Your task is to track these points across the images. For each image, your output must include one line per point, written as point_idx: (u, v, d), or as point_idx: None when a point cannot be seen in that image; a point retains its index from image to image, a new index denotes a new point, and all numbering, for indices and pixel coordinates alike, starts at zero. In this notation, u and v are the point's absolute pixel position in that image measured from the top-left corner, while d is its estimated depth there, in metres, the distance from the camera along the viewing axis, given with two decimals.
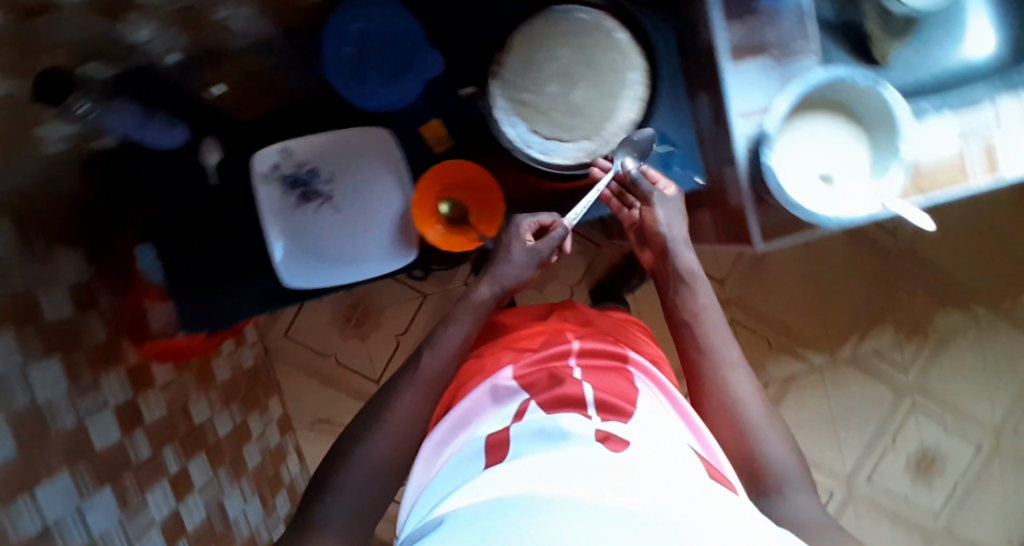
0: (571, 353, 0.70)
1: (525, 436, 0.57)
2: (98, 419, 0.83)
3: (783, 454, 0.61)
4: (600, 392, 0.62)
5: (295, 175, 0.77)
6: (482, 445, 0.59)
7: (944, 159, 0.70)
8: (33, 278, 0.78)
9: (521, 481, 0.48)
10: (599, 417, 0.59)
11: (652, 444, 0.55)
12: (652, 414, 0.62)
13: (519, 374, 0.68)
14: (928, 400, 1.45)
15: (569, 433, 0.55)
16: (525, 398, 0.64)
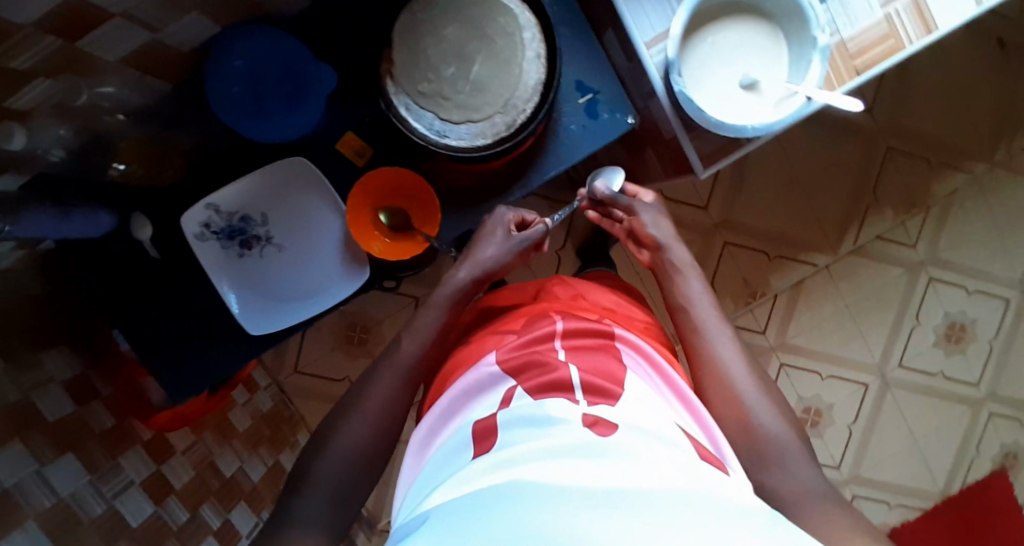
0: (556, 335, 0.65)
1: (512, 423, 0.52)
2: (130, 498, 0.83)
3: (776, 424, 0.62)
4: (585, 373, 0.57)
5: (231, 226, 0.70)
6: (466, 436, 0.55)
7: (874, 27, 0.64)
8: (30, 382, 0.77)
9: (508, 471, 0.45)
10: (587, 401, 0.54)
11: (649, 432, 0.50)
12: (642, 394, 0.57)
13: (502, 359, 0.63)
14: (944, 271, 1.41)
15: (558, 419, 0.51)
16: (512, 385, 0.59)
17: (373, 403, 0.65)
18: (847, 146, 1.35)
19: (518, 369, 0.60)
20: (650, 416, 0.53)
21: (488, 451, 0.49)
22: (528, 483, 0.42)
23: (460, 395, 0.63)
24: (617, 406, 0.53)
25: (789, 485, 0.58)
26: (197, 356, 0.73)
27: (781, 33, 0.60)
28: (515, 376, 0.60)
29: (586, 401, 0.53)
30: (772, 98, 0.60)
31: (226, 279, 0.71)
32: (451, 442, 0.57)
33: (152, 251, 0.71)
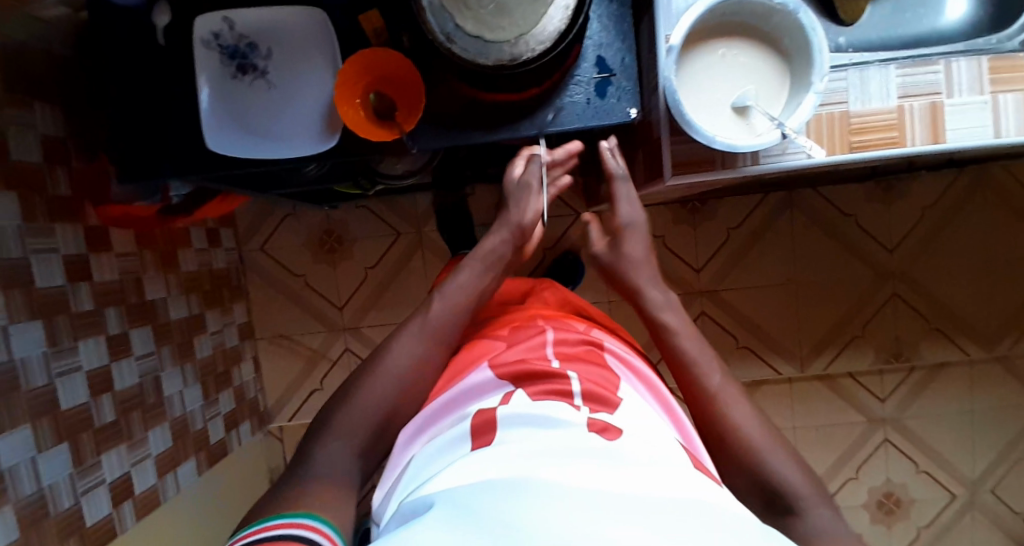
0: (552, 347, 0.67)
1: (508, 419, 0.55)
2: (46, 261, 0.87)
3: (791, 473, 0.58)
4: (585, 382, 0.61)
5: (236, 47, 0.74)
6: (465, 426, 0.57)
7: (884, 112, 0.64)
8: (7, 118, 0.83)
9: (503, 467, 0.47)
10: (586, 408, 0.58)
11: (649, 439, 0.53)
12: (635, 406, 0.61)
13: (496, 364, 0.65)
14: (902, 438, 1.36)
15: (552, 417, 0.54)
16: (511, 389, 0.61)
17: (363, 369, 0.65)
18: (855, 276, 1.32)
19: (514, 374, 0.63)
20: (650, 431, 0.56)
21: (487, 445, 0.52)
22: (527, 473, 0.44)
23: (452, 395, 0.64)
24: (616, 415, 0.57)
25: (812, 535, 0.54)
26: (144, 157, 0.75)
27: (789, 72, 0.61)
28: (515, 382, 0.62)
29: (586, 408, 0.57)
30: (755, 129, 0.61)
31: (212, 92, 0.73)
32: (455, 424, 0.59)
33: (160, 38, 0.73)
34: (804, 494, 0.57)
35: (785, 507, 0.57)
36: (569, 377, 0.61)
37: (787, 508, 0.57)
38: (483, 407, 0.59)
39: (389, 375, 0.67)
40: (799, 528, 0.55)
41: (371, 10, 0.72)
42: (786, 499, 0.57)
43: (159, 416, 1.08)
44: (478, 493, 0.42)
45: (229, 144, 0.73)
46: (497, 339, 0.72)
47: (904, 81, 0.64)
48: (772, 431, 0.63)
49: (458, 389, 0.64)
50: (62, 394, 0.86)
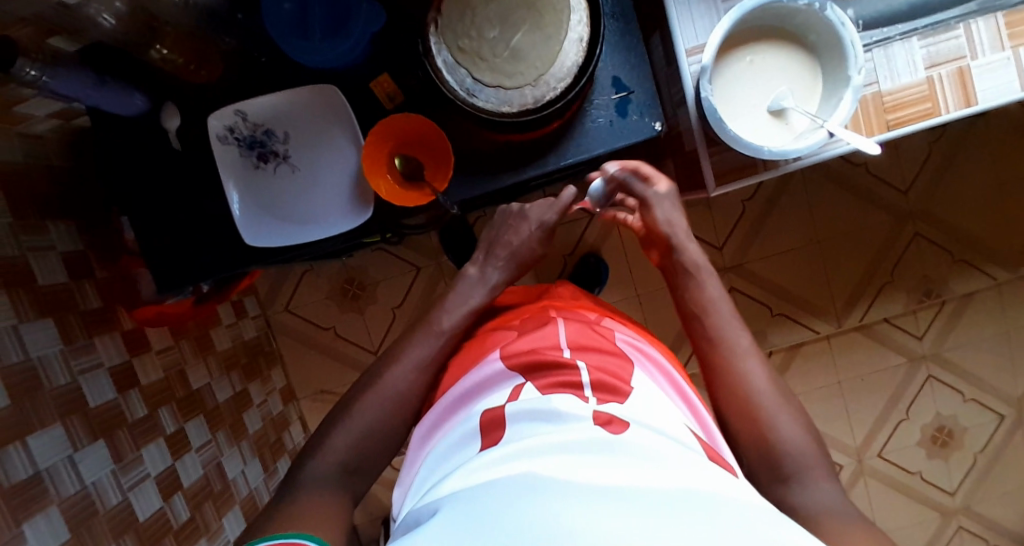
0: (562, 335, 0.65)
1: (518, 417, 0.52)
2: (94, 378, 0.87)
3: (797, 437, 0.57)
4: (595, 372, 0.58)
5: (253, 136, 0.72)
6: (474, 426, 0.54)
7: (914, 86, 0.65)
8: (25, 246, 0.82)
9: (516, 463, 0.44)
10: (595, 399, 0.54)
11: (657, 426, 0.51)
12: (649, 393, 0.58)
13: (506, 356, 0.63)
14: (945, 372, 1.39)
15: (564, 413, 0.51)
16: (520, 381, 0.59)
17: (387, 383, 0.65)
18: (873, 224, 1.34)
19: (524, 366, 0.60)
20: (663, 419, 0.53)
21: (495, 443, 0.49)
22: (538, 471, 0.42)
23: (461, 394, 0.62)
24: (626, 404, 0.54)
25: (816, 507, 0.51)
26: (178, 260, 0.74)
27: (818, 67, 0.61)
28: (524, 373, 0.59)
29: (595, 400, 0.54)
30: (795, 128, 0.60)
31: (235, 186, 0.72)
32: (461, 429, 0.56)
33: (174, 142, 0.72)
34: (811, 462, 0.55)
35: (787, 471, 0.55)
36: (578, 368, 0.58)
37: (790, 473, 0.54)
38: (490, 406, 0.56)
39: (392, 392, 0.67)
40: (802, 492, 0.53)
41: (381, 76, 0.71)
42: (787, 461, 0.55)
43: (229, 501, 1.08)
44: (491, 493, 0.40)
45: (269, 236, 0.73)
46: (508, 329, 0.69)
47: (928, 51, 0.65)
48: (787, 395, 0.60)
49: (471, 390, 0.61)
50: (138, 506, 0.85)
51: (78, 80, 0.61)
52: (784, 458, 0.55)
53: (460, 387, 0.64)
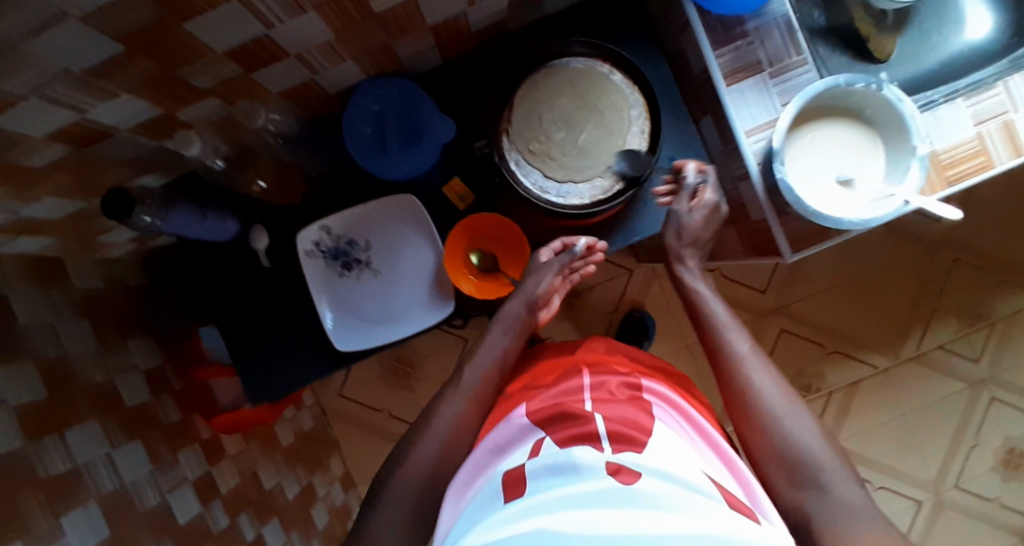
0: (584, 388, 0.63)
1: (539, 472, 0.52)
2: (181, 494, 0.88)
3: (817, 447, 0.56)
4: (612, 422, 0.56)
5: (337, 247, 0.76)
6: (496, 483, 0.53)
7: (965, 143, 0.69)
8: (113, 370, 0.85)
9: (530, 515, 0.45)
10: (612, 449, 0.52)
11: (674, 473, 0.49)
12: (670, 441, 0.55)
13: (533, 410, 0.62)
14: (1006, 392, 1.37)
15: (584, 465, 0.50)
16: (540, 437, 0.57)
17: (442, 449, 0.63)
18: (912, 252, 1.36)
19: (545, 421, 0.59)
20: (682, 464, 0.51)
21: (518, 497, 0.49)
22: (547, 525, 0.43)
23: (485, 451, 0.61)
24: (645, 454, 0.51)
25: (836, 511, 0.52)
26: (266, 371, 0.76)
27: (878, 137, 0.64)
28: (544, 428, 0.58)
29: (612, 450, 0.52)
30: (865, 196, 0.63)
31: (322, 294, 0.75)
32: (484, 489, 0.55)
33: (264, 261, 0.76)
34: (827, 465, 0.55)
35: (809, 477, 0.55)
36: (594, 419, 0.57)
37: (808, 477, 0.55)
38: (511, 467, 0.55)
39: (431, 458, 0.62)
40: (821, 497, 0.54)
41: (452, 180, 0.76)
42: (804, 463, 0.56)
43: None
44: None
45: (359, 340, 0.75)
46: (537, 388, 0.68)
47: (974, 110, 0.69)
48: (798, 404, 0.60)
49: (494, 449, 0.60)
50: None
51: (185, 217, 0.65)
52: (804, 468, 0.55)
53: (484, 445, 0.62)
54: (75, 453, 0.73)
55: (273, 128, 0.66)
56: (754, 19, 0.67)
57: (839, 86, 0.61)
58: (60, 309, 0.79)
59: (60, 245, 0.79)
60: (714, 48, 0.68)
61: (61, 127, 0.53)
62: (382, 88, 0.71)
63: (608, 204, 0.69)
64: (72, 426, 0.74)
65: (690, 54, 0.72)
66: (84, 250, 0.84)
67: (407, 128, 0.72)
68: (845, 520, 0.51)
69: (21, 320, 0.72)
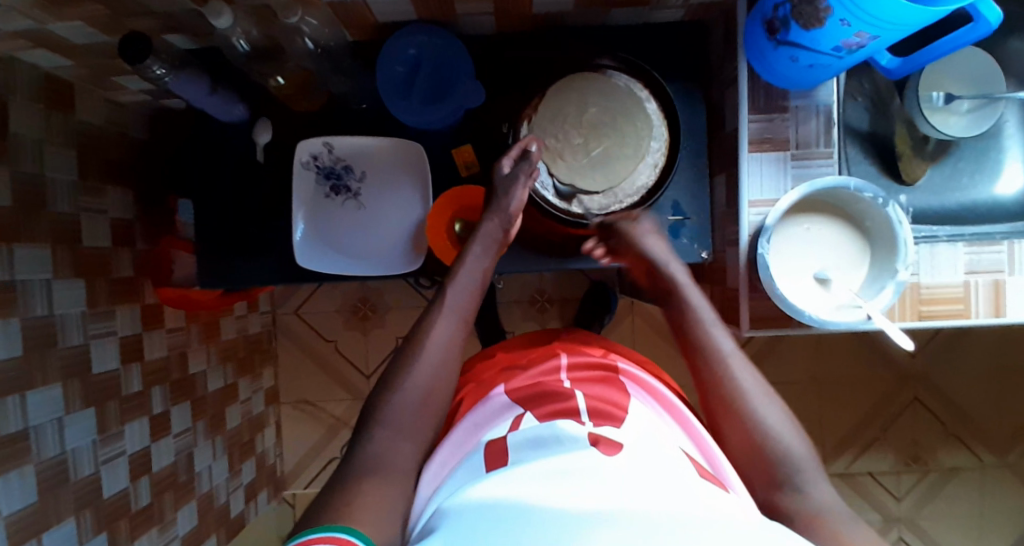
0: (561, 369, 0.63)
1: (522, 448, 0.50)
2: (105, 346, 0.88)
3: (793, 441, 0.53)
4: (592, 400, 0.56)
5: (332, 168, 0.77)
6: (479, 456, 0.52)
7: (950, 285, 0.70)
8: (83, 207, 0.85)
9: (504, 484, 0.44)
10: (592, 423, 0.52)
11: (655, 451, 0.49)
12: (646, 420, 0.55)
13: (511, 390, 0.61)
14: (915, 539, 1.38)
15: (565, 438, 0.49)
16: (520, 413, 0.57)
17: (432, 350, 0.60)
18: (877, 377, 1.37)
19: (527, 397, 0.58)
20: (656, 438, 0.52)
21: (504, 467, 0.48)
22: (527, 499, 0.42)
23: (468, 426, 0.59)
24: (623, 429, 0.51)
25: (811, 511, 0.49)
26: (224, 264, 0.77)
27: (869, 250, 0.65)
28: (523, 404, 0.57)
29: (592, 423, 0.52)
30: (837, 298, 0.63)
31: (305, 210, 0.76)
32: (457, 472, 0.53)
33: (259, 155, 0.76)
34: (805, 465, 0.52)
35: (784, 475, 0.52)
36: (575, 395, 0.57)
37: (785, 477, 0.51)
38: (492, 439, 0.54)
39: (416, 390, 0.58)
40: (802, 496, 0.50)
41: (464, 145, 0.77)
42: (786, 464, 0.52)
43: (189, 493, 1.06)
44: (453, 520, 0.41)
45: (325, 264, 0.75)
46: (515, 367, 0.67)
47: (971, 258, 0.70)
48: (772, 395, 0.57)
49: (476, 427, 0.59)
50: (106, 483, 0.86)
51: (190, 84, 0.66)
52: (782, 469, 0.52)
53: (466, 420, 0.60)
54: (17, 269, 0.73)
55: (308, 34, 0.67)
56: (796, 101, 0.68)
57: (847, 189, 0.61)
58: (49, 132, 0.79)
59: (71, 71, 0.79)
60: (751, 113, 0.68)
61: None
62: (424, 33, 0.71)
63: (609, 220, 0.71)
64: (22, 243, 0.74)
65: (727, 110, 0.72)
66: (93, 84, 0.84)
67: (436, 80, 0.74)
68: (827, 519, 0.48)
69: (7, 126, 0.72)
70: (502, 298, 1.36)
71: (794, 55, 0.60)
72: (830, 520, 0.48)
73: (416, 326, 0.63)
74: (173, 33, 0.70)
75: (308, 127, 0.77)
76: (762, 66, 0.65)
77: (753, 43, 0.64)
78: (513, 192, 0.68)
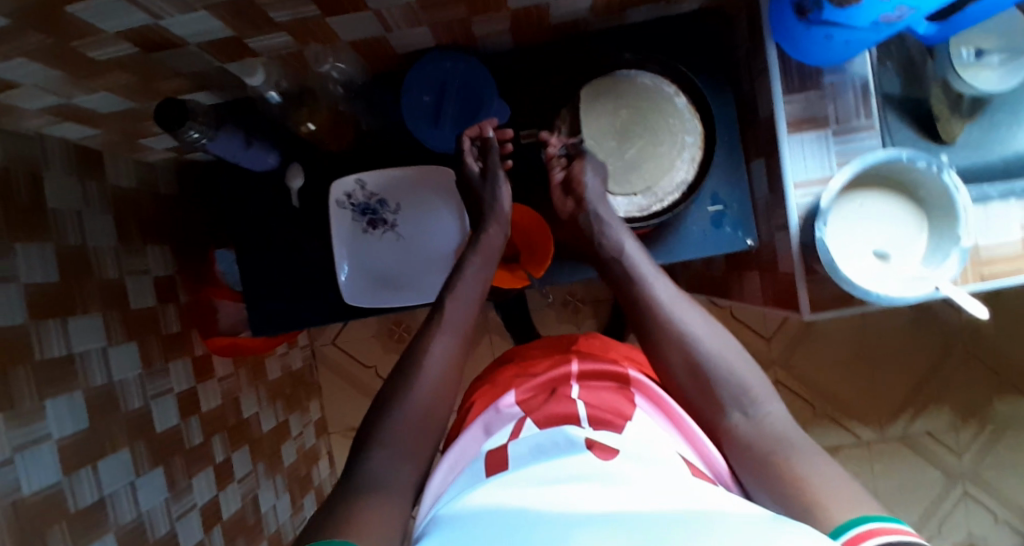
0: (572, 376, 0.62)
1: (523, 454, 0.51)
2: (163, 403, 0.88)
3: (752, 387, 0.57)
4: (593, 407, 0.56)
5: (367, 204, 0.77)
6: (479, 465, 0.53)
7: (1005, 244, 0.70)
8: (125, 270, 0.86)
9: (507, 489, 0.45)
10: (592, 428, 0.52)
11: (655, 455, 0.49)
12: (649, 427, 0.55)
13: (521, 399, 0.61)
14: (981, 493, 1.36)
15: (565, 447, 0.49)
16: (522, 418, 0.57)
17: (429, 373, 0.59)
18: (926, 334, 1.35)
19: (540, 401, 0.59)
20: (657, 443, 0.52)
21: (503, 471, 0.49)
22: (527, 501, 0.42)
23: (473, 433, 0.60)
24: (622, 435, 0.51)
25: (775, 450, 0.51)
26: (272, 310, 0.77)
27: (925, 220, 0.64)
28: (527, 411, 0.58)
29: (591, 427, 0.52)
30: (898, 273, 0.62)
31: (346, 249, 0.76)
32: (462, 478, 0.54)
33: (295, 200, 0.77)
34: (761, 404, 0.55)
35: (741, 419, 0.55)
36: (576, 403, 0.56)
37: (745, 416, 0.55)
38: (493, 448, 0.55)
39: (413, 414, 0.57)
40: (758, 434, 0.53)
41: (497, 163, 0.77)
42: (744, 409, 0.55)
43: (258, 535, 1.07)
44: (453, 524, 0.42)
45: (372, 299, 0.76)
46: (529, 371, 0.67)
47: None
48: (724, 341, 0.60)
49: (483, 433, 0.60)
50: (182, 538, 0.86)
51: (230, 141, 0.66)
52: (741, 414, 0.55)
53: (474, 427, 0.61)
54: (73, 342, 0.74)
55: (337, 76, 0.67)
56: (829, 77, 0.67)
57: (900, 161, 0.60)
58: (86, 202, 0.79)
59: (100, 138, 0.80)
60: (786, 95, 0.67)
61: (131, 29, 0.53)
62: (448, 58, 0.71)
63: (644, 222, 0.72)
64: (75, 316, 0.74)
65: (758, 95, 0.71)
66: (121, 147, 0.85)
67: (466, 103, 0.74)
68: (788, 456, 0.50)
69: (46, 202, 0.72)
70: (537, 303, 1.36)
71: (827, 34, 0.59)
72: (797, 465, 0.49)
73: (415, 340, 0.63)
74: (200, 91, 0.70)
75: (342, 165, 0.77)
76: (792, 47, 0.64)
77: (781, 27, 0.63)
78: (498, 188, 0.71)
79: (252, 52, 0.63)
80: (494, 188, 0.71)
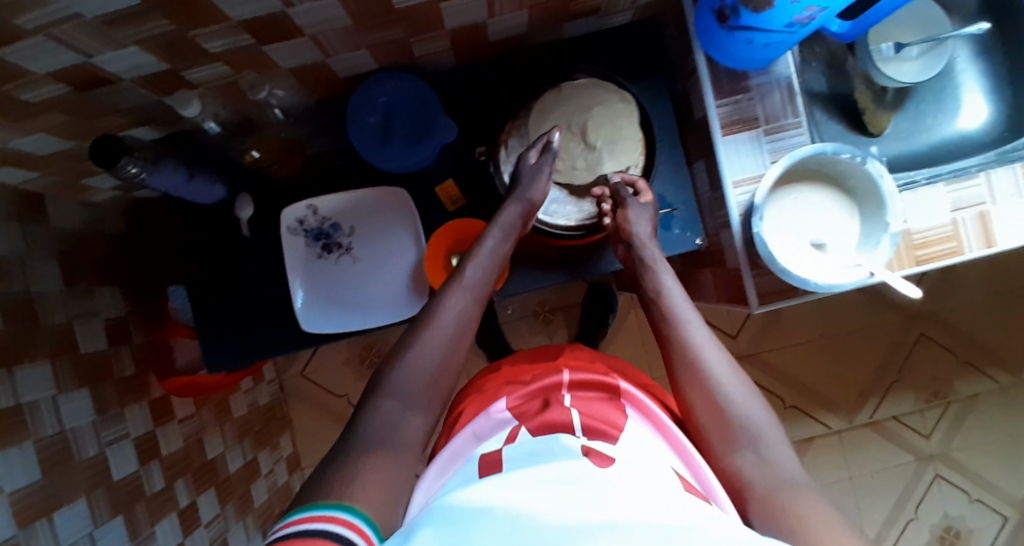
0: (563, 385, 0.63)
1: (517, 458, 0.51)
2: (121, 448, 0.86)
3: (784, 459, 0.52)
4: (586, 417, 0.56)
5: (320, 229, 0.77)
6: (473, 468, 0.53)
7: (938, 227, 0.72)
8: (75, 314, 0.84)
9: (492, 488, 0.44)
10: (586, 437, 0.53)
11: (649, 466, 0.49)
12: (641, 439, 0.55)
13: (513, 406, 0.61)
14: (952, 472, 1.39)
15: (562, 454, 0.49)
16: (516, 426, 0.58)
17: (420, 374, 0.57)
18: (884, 319, 1.39)
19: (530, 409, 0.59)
20: (648, 454, 0.52)
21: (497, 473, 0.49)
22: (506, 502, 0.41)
23: (463, 441, 0.60)
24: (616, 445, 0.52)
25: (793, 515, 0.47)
26: (228, 344, 0.76)
27: (857, 209, 0.66)
28: (522, 419, 0.58)
29: (585, 437, 0.53)
30: (835, 261, 0.65)
31: (299, 274, 0.75)
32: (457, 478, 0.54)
33: (245, 229, 0.76)
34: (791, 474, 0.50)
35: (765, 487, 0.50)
36: (571, 412, 0.57)
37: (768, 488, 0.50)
38: (487, 452, 0.55)
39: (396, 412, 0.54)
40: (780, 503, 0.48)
41: (446, 181, 0.78)
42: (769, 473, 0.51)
43: None
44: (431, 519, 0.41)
45: (326, 323, 0.75)
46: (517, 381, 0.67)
47: (954, 196, 0.72)
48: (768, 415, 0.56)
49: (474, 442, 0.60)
50: None
51: (169, 176, 0.65)
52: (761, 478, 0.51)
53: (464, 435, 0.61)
54: (21, 391, 0.71)
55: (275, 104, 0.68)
56: (756, 79, 0.69)
57: (826, 155, 0.63)
58: (30, 247, 0.78)
59: (42, 183, 0.79)
60: (716, 98, 0.70)
61: (61, 69, 0.53)
62: (391, 80, 0.72)
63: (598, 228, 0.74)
64: (21, 364, 0.72)
65: (692, 99, 0.74)
66: (64, 190, 0.84)
67: (414, 122, 0.74)
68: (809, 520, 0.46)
69: None
70: (505, 319, 1.36)
71: (745, 39, 0.62)
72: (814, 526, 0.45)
73: (406, 331, 0.61)
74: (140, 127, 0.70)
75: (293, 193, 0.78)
76: (717, 53, 0.67)
77: (704, 34, 0.66)
78: (536, 181, 0.70)
79: (189, 84, 0.63)
80: (533, 180, 0.70)
